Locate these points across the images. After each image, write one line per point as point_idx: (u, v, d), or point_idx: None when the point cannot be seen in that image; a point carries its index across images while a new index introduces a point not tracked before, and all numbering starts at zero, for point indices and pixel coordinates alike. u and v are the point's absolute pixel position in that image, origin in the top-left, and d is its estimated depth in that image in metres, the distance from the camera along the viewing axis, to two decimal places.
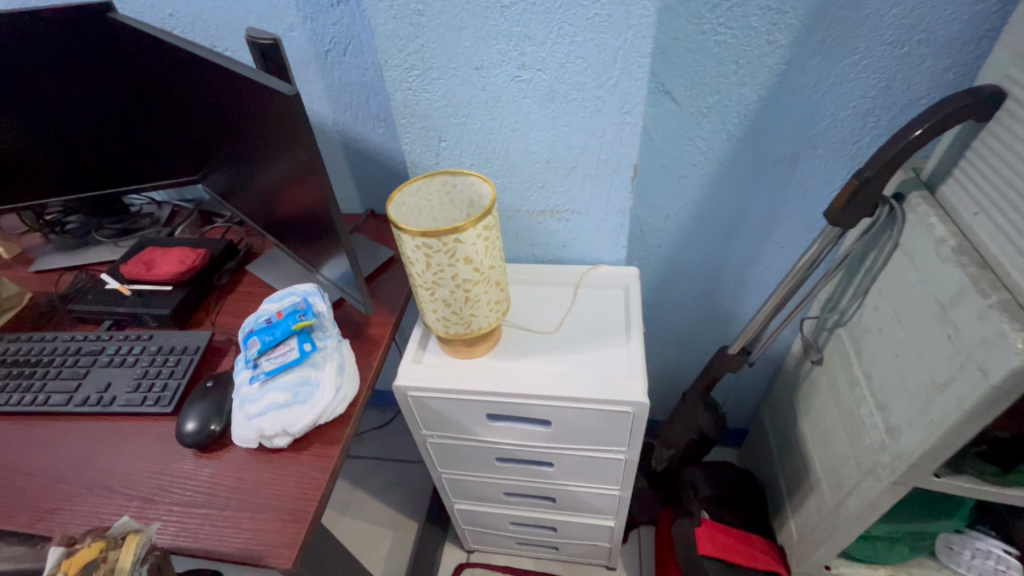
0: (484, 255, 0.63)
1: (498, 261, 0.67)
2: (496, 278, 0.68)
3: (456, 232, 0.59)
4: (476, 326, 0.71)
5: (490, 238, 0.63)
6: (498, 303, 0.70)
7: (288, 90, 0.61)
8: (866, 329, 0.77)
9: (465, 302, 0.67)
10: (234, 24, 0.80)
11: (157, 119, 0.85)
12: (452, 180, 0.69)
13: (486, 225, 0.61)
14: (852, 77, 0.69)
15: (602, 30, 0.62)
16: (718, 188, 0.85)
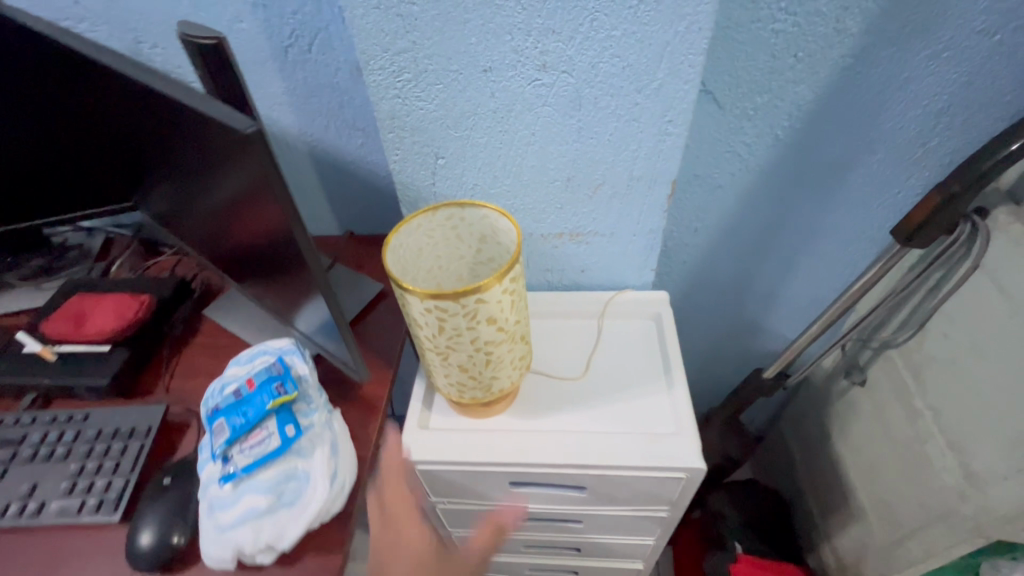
0: (510, 312, 0.51)
1: (524, 314, 0.54)
2: (521, 333, 0.55)
3: (479, 291, 0.46)
4: (497, 388, 0.58)
5: (517, 292, 0.51)
6: (523, 360, 0.58)
7: (245, 122, 0.46)
8: (931, 357, 0.69)
9: (485, 365, 0.54)
10: (162, 13, 0.63)
11: (74, 137, 0.68)
12: (461, 214, 0.56)
13: (513, 277, 0.49)
14: (929, 71, 0.58)
15: (648, 23, 0.49)
16: (758, 198, 0.74)
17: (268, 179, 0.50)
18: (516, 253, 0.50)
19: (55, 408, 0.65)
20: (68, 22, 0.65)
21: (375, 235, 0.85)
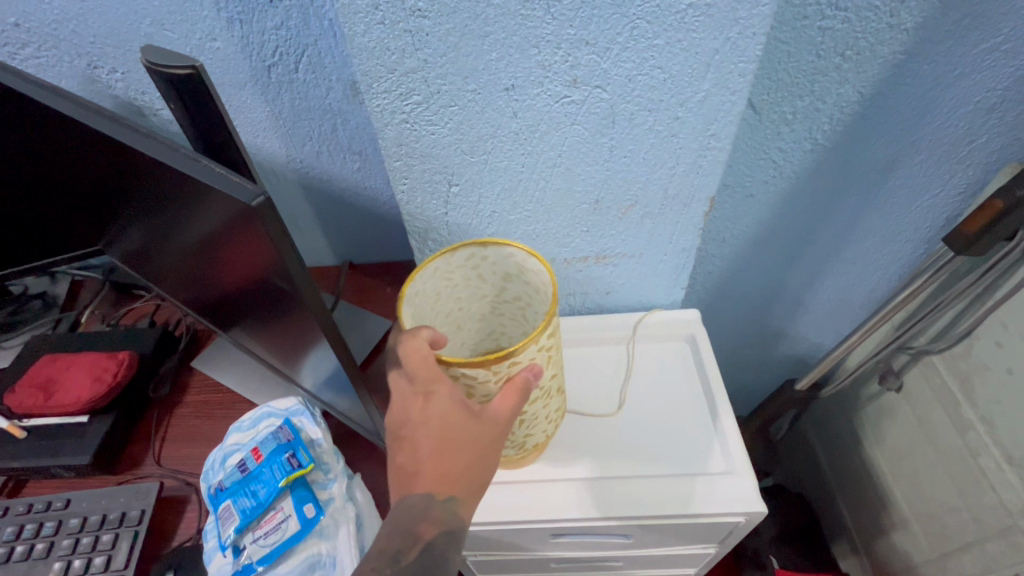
0: (546, 368, 0.45)
1: (559, 367, 0.49)
2: (557, 386, 0.50)
3: (513, 356, 0.40)
4: (531, 443, 0.53)
5: (553, 346, 0.45)
6: (558, 413, 0.53)
7: (248, 190, 0.39)
8: (982, 367, 0.65)
9: (517, 425, 0.49)
10: (118, 34, 0.54)
11: (27, 180, 0.59)
12: (483, 253, 0.49)
13: (549, 332, 0.43)
14: (985, 65, 0.54)
15: (695, 29, 0.43)
16: (790, 206, 0.69)
17: (261, 238, 0.42)
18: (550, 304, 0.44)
19: (33, 493, 0.58)
20: (8, 48, 0.56)
21: (376, 263, 0.78)
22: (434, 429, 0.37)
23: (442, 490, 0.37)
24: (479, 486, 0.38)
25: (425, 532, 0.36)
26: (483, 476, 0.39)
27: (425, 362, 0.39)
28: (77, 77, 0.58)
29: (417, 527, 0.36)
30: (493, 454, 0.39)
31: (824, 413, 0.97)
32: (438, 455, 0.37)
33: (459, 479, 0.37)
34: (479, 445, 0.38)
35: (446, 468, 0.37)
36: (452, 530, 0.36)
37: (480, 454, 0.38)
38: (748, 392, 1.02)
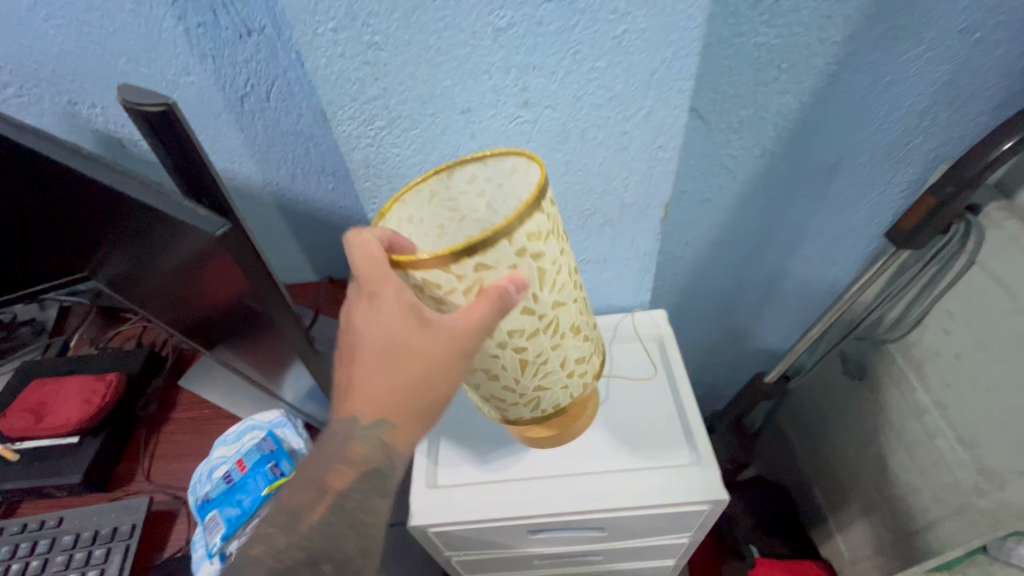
0: (536, 283, 0.41)
1: (565, 295, 0.44)
2: (565, 323, 0.46)
3: (478, 258, 0.36)
4: (546, 398, 0.51)
5: (542, 259, 0.40)
6: (575, 360, 0.49)
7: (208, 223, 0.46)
8: (933, 353, 0.69)
9: (523, 369, 0.47)
10: (96, 73, 0.57)
11: (12, 213, 0.62)
12: (485, 171, 0.45)
13: (528, 234, 0.37)
14: (912, 72, 0.58)
15: (633, 52, 0.46)
16: (746, 208, 0.73)
17: (245, 260, 0.49)
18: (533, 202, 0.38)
19: (27, 513, 0.60)
20: None
21: None
22: (373, 343, 0.36)
23: (371, 412, 0.36)
24: (420, 409, 0.37)
25: (333, 483, 0.37)
26: (426, 401, 0.37)
27: (375, 263, 0.36)
28: (57, 113, 0.61)
29: (327, 476, 0.37)
30: (444, 376, 0.37)
31: (799, 404, 1.01)
32: (378, 367, 0.36)
33: (394, 401, 0.36)
34: (424, 362, 0.36)
35: (386, 380, 0.36)
36: (374, 462, 0.36)
37: (425, 372, 0.36)
38: (724, 387, 1.05)
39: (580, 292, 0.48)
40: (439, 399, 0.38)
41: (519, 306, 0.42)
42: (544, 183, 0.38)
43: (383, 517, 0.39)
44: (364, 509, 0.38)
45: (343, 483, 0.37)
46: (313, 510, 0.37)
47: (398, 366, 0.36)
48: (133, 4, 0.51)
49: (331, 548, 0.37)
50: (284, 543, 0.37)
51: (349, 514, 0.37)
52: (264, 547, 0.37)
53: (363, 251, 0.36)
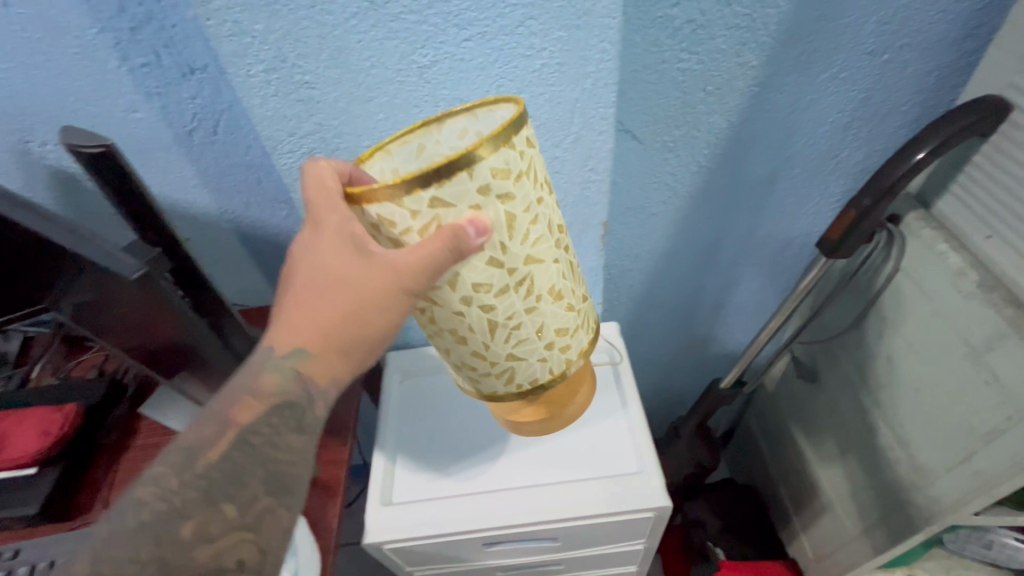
0: (506, 230, 0.39)
1: (541, 251, 0.42)
2: (541, 286, 0.44)
3: (432, 191, 0.35)
4: (520, 372, 0.48)
5: (510, 203, 0.38)
6: (553, 328, 0.47)
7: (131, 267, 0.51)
8: (870, 355, 0.72)
9: (493, 332, 0.45)
10: (43, 113, 0.58)
11: None
12: (477, 124, 0.44)
13: (491, 171, 0.36)
14: (830, 91, 0.61)
15: (554, 83, 0.49)
16: (691, 222, 0.75)
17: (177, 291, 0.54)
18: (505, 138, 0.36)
19: None
20: None
21: None
22: (309, 268, 0.38)
23: (297, 337, 0.38)
24: (349, 339, 0.38)
25: (240, 417, 0.37)
26: (355, 332, 0.38)
27: (324, 194, 0.38)
28: (9, 152, 0.62)
29: (232, 412, 0.37)
30: (375, 308, 0.37)
31: (763, 405, 1.03)
32: (311, 294, 0.38)
33: (320, 327, 0.37)
34: (353, 293, 0.37)
35: (317, 308, 0.37)
36: (289, 388, 0.37)
37: (353, 304, 0.37)
38: (689, 392, 1.07)
39: (565, 255, 0.46)
40: (370, 336, 0.38)
41: (486, 256, 0.40)
42: (518, 122, 0.37)
43: (296, 455, 0.37)
44: (274, 444, 0.37)
45: (251, 417, 0.37)
46: (215, 446, 0.35)
47: (328, 295, 0.37)
48: (77, 47, 0.53)
49: (232, 485, 0.34)
50: (178, 482, 0.33)
51: (257, 449, 0.36)
52: (154, 488, 0.33)
53: (316, 181, 0.39)
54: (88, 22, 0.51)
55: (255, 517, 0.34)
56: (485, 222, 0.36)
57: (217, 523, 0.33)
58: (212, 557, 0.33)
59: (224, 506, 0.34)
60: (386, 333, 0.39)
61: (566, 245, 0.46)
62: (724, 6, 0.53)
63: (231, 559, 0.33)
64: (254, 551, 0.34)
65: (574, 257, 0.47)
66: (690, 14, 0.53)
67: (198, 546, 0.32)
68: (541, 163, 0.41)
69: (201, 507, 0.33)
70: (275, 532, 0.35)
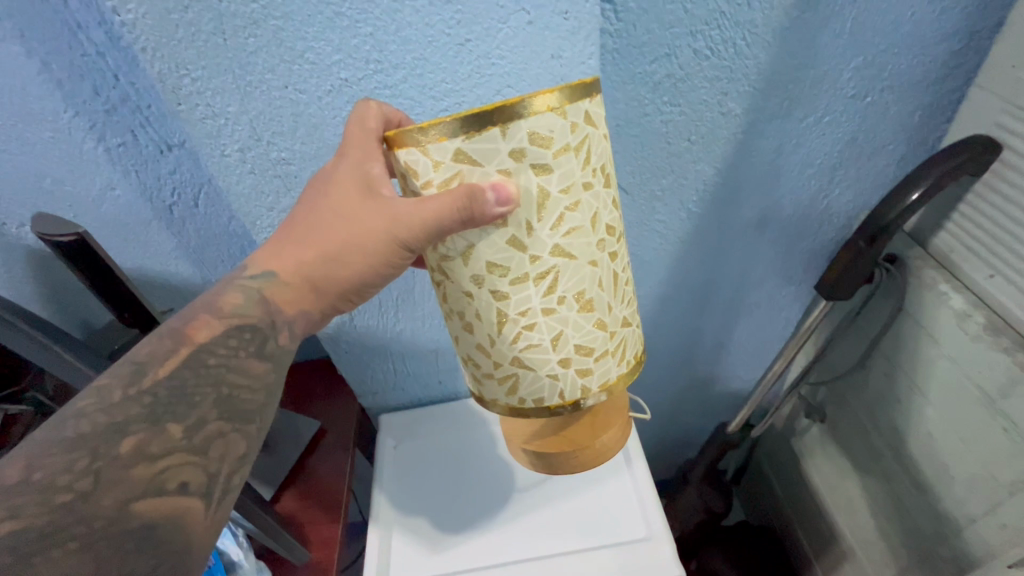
0: (536, 204, 0.32)
1: (574, 245, 0.33)
2: (571, 285, 0.35)
3: (459, 141, 0.30)
4: (529, 386, 0.38)
5: (546, 178, 0.31)
6: (573, 342, 0.37)
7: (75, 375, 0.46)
8: (884, 396, 0.70)
9: (503, 326, 0.36)
10: (18, 195, 0.56)
11: None
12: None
13: (530, 134, 0.30)
14: (815, 134, 0.61)
15: None
16: (686, 266, 0.73)
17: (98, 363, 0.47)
18: (563, 100, 0.30)
19: None
20: None
21: (306, 362, 0.81)
22: (321, 196, 0.37)
23: (280, 261, 0.37)
24: (325, 276, 0.36)
25: (197, 335, 0.33)
26: (334, 270, 0.36)
27: (360, 129, 0.38)
28: None
29: (188, 328, 0.33)
30: (360, 250, 0.35)
31: (773, 443, 0.99)
32: (309, 222, 0.37)
33: (304, 257, 0.36)
34: (345, 230, 0.36)
35: (310, 239, 0.36)
36: (251, 311, 0.35)
37: (343, 240, 0.36)
38: (695, 432, 1.04)
39: (613, 263, 0.36)
40: (344, 281, 0.36)
41: (505, 234, 0.33)
42: (580, 91, 0.31)
43: (254, 384, 0.33)
44: (230, 368, 0.33)
45: (209, 336, 0.33)
46: (165, 362, 0.31)
47: (324, 227, 0.36)
48: (52, 131, 0.52)
49: (180, 403, 0.30)
50: (120, 396, 0.29)
51: (210, 370, 0.32)
52: (95, 399, 0.29)
53: (358, 118, 0.38)
54: (63, 106, 0.50)
55: (206, 440, 0.30)
56: (509, 192, 0.30)
57: (159, 442, 0.29)
58: (151, 478, 0.28)
59: (170, 425, 0.29)
60: (363, 282, 0.37)
61: (615, 251, 0.36)
62: (702, 59, 0.52)
63: (173, 481, 0.28)
64: (201, 477, 0.29)
65: (622, 268, 0.37)
66: (669, 69, 0.53)
67: (138, 464, 0.28)
68: (602, 148, 0.33)
69: (145, 423, 0.29)
70: (228, 459, 0.31)
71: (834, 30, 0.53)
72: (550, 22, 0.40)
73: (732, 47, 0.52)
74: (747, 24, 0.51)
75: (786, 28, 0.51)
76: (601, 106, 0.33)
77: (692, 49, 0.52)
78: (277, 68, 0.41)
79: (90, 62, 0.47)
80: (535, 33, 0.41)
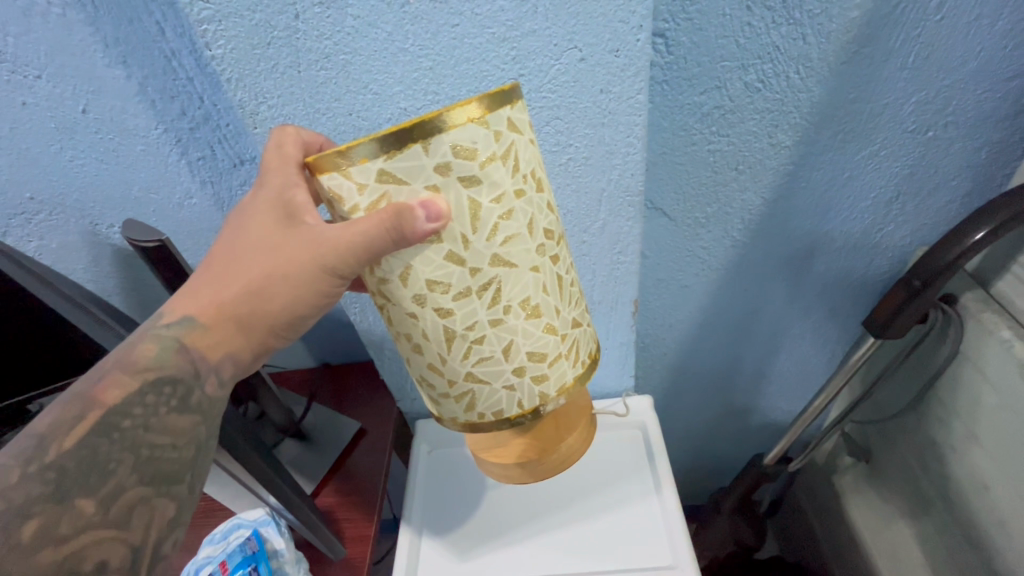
0: (469, 217, 0.33)
1: (512, 254, 0.34)
2: (511, 293, 0.36)
3: (381, 162, 0.31)
4: (486, 398, 0.40)
5: (475, 189, 0.32)
6: (525, 351, 0.38)
7: None
8: (936, 441, 0.67)
9: (451, 343, 0.37)
10: (114, 201, 0.62)
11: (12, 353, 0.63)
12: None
13: (453, 147, 0.30)
14: (871, 167, 0.59)
15: (580, 175, 0.50)
16: (727, 293, 0.72)
17: None
18: (482, 108, 0.31)
19: None
20: (23, 217, 0.63)
21: (349, 363, 0.85)
22: (236, 235, 0.39)
23: (200, 305, 0.38)
24: (253, 313, 0.39)
25: (107, 396, 0.33)
26: (261, 305, 0.38)
27: (277, 155, 0.39)
28: (78, 233, 0.66)
29: (96, 390, 0.33)
30: (286, 283, 0.38)
31: (813, 480, 0.96)
32: (225, 263, 0.39)
33: (224, 295, 0.38)
34: (263, 265, 0.38)
35: (229, 279, 0.38)
36: (171, 360, 0.36)
37: (263, 274, 0.38)
38: (730, 460, 1.02)
39: (552, 264, 0.38)
40: (271, 311, 0.39)
41: (443, 250, 0.33)
42: (498, 99, 0.31)
43: (179, 440, 0.35)
44: (148, 429, 0.34)
45: (119, 398, 0.33)
46: (72, 430, 0.31)
47: (241, 265, 0.38)
48: (143, 144, 0.57)
49: (92, 474, 0.31)
50: (19, 476, 0.29)
51: (124, 433, 0.33)
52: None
53: (276, 144, 0.40)
54: (154, 124, 0.56)
55: (123, 511, 0.31)
56: (438, 208, 0.31)
57: (69, 520, 0.29)
58: (64, 559, 0.28)
59: (79, 501, 0.29)
60: (293, 311, 0.39)
61: (556, 255, 0.38)
62: (753, 92, 0.52)
63: (90, 561, 0.29)
64: (124, 553, 0.30)
65: (564, 270, 0.39)
66: (718, 100, 0.53)
67: (46, 547, 0.28)
68: (530, 153, 0.34)
69: (50, 501, 0.29)
70: (153, 524, 0.32)
71: (896, 64, 0.51)
72: (601, 59, 0.42)
73: (785, 80, 0.52)
74: (801, 58, 0.50)
75: (842, 63, 0.51)
76: (524, 111, 0.34)
77: (743, 82, 0.52)
78: (343, 97, 0.44)
79: (182, 86, 0.52)
80: (586, 69, 0.42)
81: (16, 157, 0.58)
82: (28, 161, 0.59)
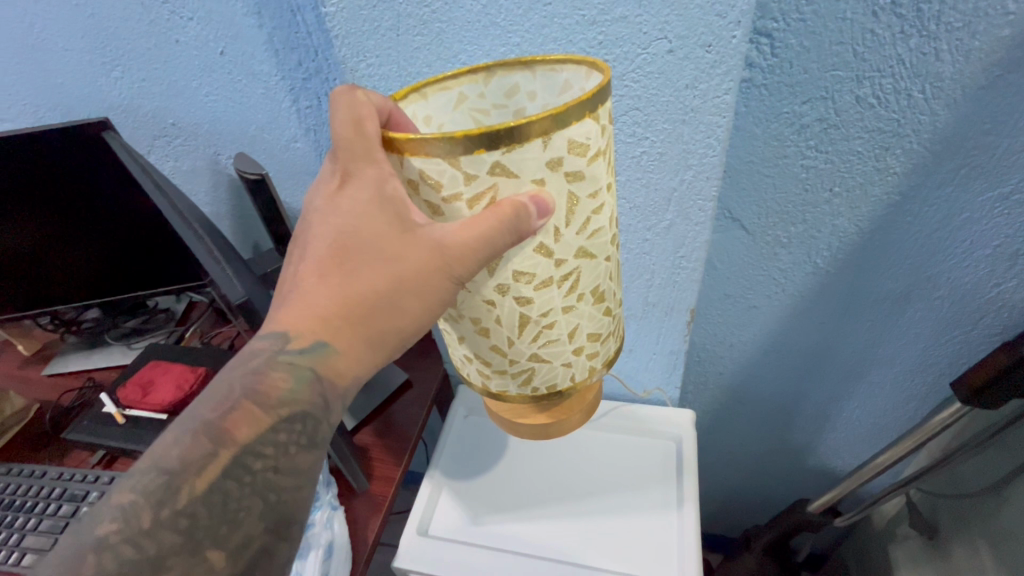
0: (568, 210, 0.32)
1: (596, 246, 0.34)
2: (586, 280, 0.36)
3: (497, 154, 0.28)
4: (541, 377, 0.40)
5: (577, 184, 0.31)
6: (586, 332, 0.39)
7: (225, 271, 0.52)
8: (1015, 537, 0.59)
9: (523, 328, 0.37)
10: (234, 135, 0.70)
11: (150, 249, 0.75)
12: (531, 85, 0.38)
13: (569, 143, 0.29)
14: (997, 213, 0.52)
15: (652, 170, 0.49)
16: (801, 321, 0.67)
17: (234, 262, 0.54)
18: (598, 103, 0.30)
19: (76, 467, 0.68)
20: (163, 139, 0.73)
21: None
22: (336, 242, 0.35)
23: (318, 323, 0.35)
24: (380, 329, 0.36)
25: (237, 433, 0.34)
26: (388, 318, 0.35)
27: (354, 134, 0.32)
28: (204, 160, 0.75)
29: (226, 422, 0.34)
30: (413, 294, 0.34)
31: (862, 540, 0.87)
32: (331, 278, 0.35)
33: (340, 316, 0.35)
34: (382, 277, 0.34)
35: (340, 297, 0.35)
36: (303, 394, 0.36)
37: (385, 292, 0.34)
38: (773, 498, 0.96)
39: (617, 252, 0.38)
40: (399, 325, 0.36)
41: (534, 241, 0.32)
42: (608, 91, 0.30)
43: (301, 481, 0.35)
44: (277, 469, 0.34)
45: (250, 435, 0.34)
46: (203, 471, 0.32)
47: (352, 279, 0.34)
48: (264, 89, 0.64)
49: (223, 524, 0.32)
50: (150, 520, 0.31)
51: (256, 476, 0.33)
52: (120, 526, 0.30)
53: (349, 114, 0.32)
54: (274, 71, 0.62)
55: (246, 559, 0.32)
56: (546, 203, 0.30)
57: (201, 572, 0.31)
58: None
59: (210, 554, 0.31)
60: (423, 322, 0.36)
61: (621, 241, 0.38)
62: (865, 108, 0.47)
63: None
64: None
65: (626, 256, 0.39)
66: (823, 113, 0.49)
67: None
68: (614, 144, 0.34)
69: (184, 549, 0.31)
70: (271, 569, 0.33)
71: None
72: (691, 54, 0.40)
73: (907, 98, 0.46)
74: (931, 77, 0.45)
75: (980, 89, 0.45)
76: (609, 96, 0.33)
77: (855, 95, 0.47)
78: (434, 64, 0.46)
79: (302, 39, 0.58)
80: (673, 62, 0.41)
81: (163, 84, 0.67)
82: (174, 90, 0.68)
